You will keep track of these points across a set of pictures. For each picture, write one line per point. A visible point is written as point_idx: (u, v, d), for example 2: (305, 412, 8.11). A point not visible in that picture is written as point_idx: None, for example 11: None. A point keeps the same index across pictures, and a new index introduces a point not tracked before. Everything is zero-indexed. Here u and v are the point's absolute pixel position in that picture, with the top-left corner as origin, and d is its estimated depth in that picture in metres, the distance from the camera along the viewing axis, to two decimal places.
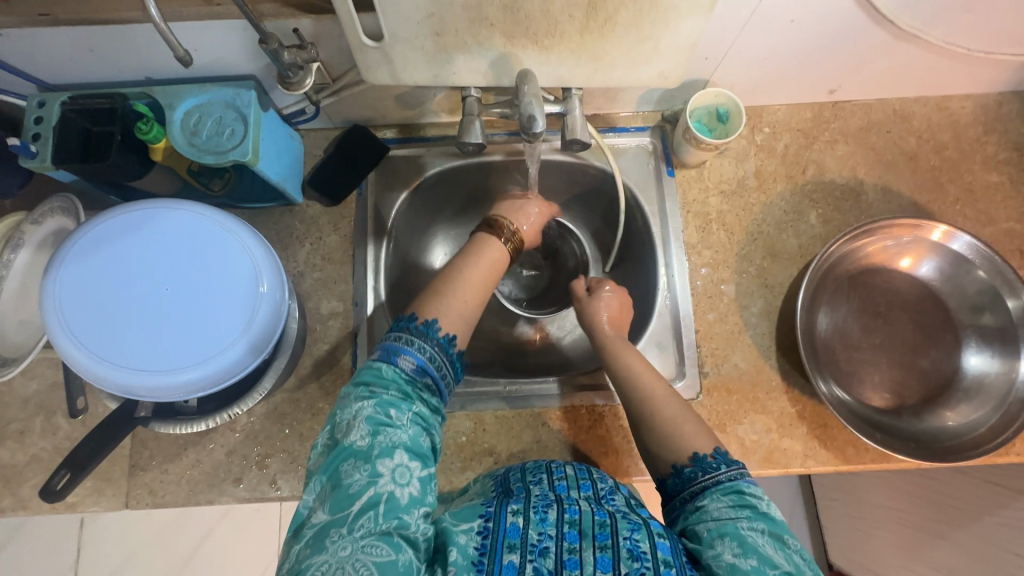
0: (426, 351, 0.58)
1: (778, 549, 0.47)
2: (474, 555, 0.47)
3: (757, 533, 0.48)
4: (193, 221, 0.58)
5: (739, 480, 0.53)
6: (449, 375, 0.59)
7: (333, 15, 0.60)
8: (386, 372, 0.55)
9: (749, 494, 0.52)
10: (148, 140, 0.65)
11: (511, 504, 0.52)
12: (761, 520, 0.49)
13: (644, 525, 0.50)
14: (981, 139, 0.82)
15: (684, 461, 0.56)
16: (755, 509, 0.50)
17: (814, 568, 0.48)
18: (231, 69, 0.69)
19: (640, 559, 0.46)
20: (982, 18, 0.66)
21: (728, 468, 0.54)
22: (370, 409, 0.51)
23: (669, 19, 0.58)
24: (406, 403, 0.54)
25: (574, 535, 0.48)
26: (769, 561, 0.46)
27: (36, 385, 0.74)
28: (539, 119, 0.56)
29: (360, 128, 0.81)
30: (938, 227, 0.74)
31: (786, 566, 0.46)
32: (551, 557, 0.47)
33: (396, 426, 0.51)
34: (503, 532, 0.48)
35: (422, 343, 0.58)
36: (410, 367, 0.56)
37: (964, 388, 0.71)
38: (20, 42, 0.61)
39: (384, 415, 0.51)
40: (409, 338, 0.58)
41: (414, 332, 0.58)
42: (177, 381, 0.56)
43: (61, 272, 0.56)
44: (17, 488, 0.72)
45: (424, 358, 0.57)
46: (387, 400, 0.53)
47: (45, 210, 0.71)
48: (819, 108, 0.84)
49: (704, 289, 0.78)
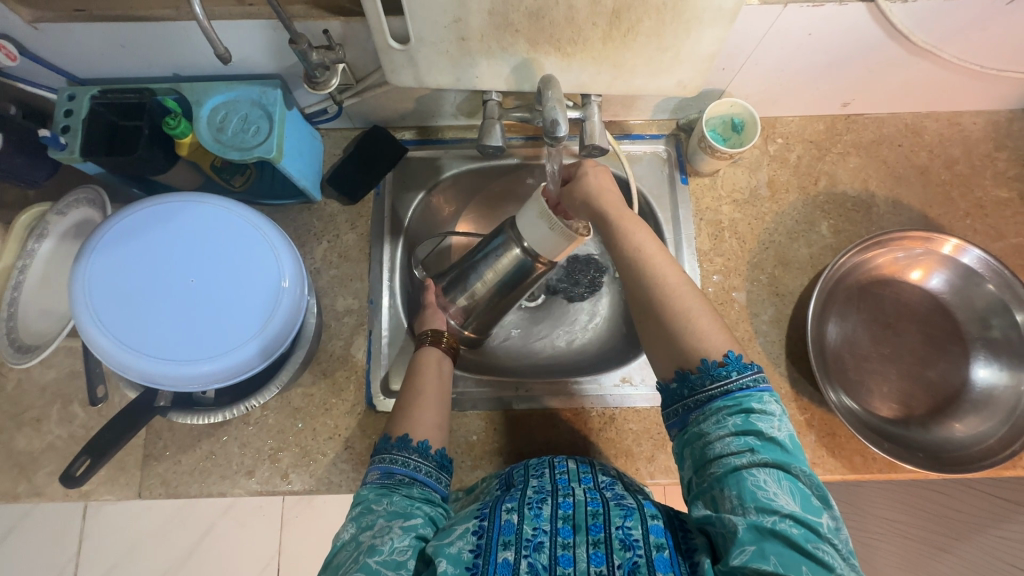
0: (397, 459, 0.57)
1: (781, 482, 0.47)
2: (468, 559, 0.48)
3: (760, 471, 0.47)
4: (221, 214, 0.60)
5: (746, 390, 0.51)
6: (431, 467, 0.58)
7: (361, 18, 0.62)
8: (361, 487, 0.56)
9: (755, 415, 0.50)
10: (175, 135, 0.67)
11: (505, 502, 0.54)
12: (766, 452, 0.48)
13: (636, 510, 0.52)
14: (991, 155, 0.83)
15: (691, 367, 0.54)
16: (760, 436, 0.49)
17: (822, 488, 0.49)
18: (258, 69, 0.70)
19: (632, 548, 0.49)
20: (995, 36, 0.67)
21: (740, 376, 0.52)
22: (354, 509, 0.54)
23: (690, 29, 0.59)
24: (384, 491, 0.54)
25: (568, 529, 0.50)
26: (769, 508, 0.46)
27: (55, 373, 0.75)
28: (562, 123, 0.57)
29: (380, 130, 0.82)
30: (949, 240, 0.75)
31: (789, 508, 0.46)
32: (545, 552, 0.49)
33: (374, 510, 0.52)
34: (497, 529, 0.50)
35: (394, 454, 0.57)
36: (378, 476, 0.56)
37: (972, 400, 0.72)
38: (54, 37, 0.62)
39: (364, 507, 0.53)
40: (375, 454, 0.58)
41: (388, 448, 0.58)
42: (198, 372, 0.56)
43: (89, 265, 0.57)
44: (32, 474, 0.73)
45: (391, 465, 0.56)
46: (367, 497, 0.54)
47: (71, 202, 0.73)
48: (832, 120, 0.85)
49: (715, 296, 0.79)
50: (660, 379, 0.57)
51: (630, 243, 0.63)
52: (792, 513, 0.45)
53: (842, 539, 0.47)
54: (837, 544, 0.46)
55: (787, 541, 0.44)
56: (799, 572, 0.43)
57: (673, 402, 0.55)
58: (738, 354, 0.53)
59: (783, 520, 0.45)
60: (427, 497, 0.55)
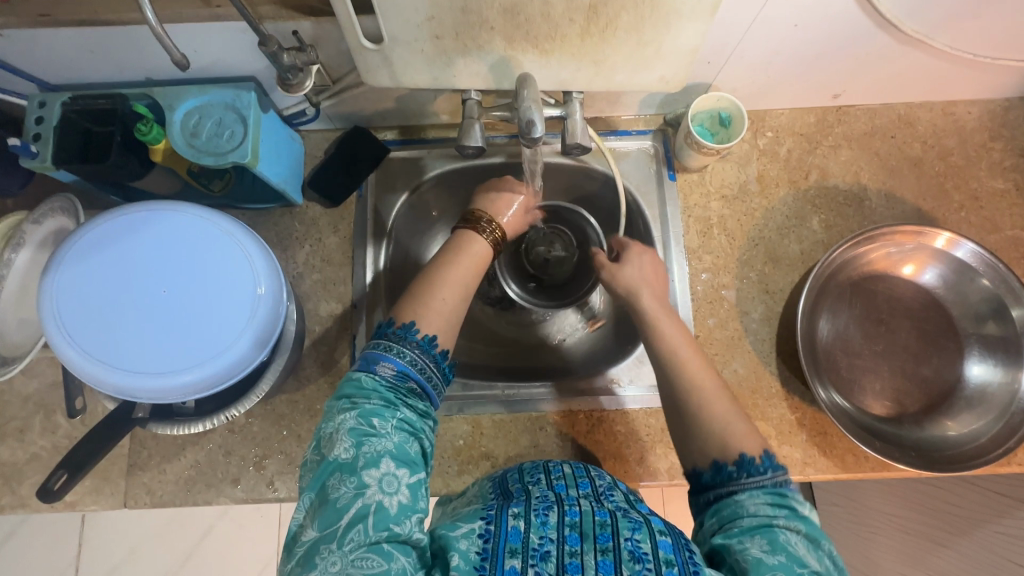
0: (406, 357, 0.56)
1: (811, 550, 0.47)
2: (475, 560, 0.47)
3: (793, 533, 0.48)
4: (186, 221, 0.59)
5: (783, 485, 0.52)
6: (438, 380, 0.58)
7: (332, 18, 0.60)
8: (366, 382, 0.53)
9: (790, 496, 0.51)
10: (148, 141, 0.65)
11: (511, 507, 0.52)
12: (797, 521, 0.49)
13: (644, 524, 0.51)
14: (987, 145, 0.81)
15: (727, 460, 0.54)
16: (794, 511, 0.50)
17: (845, 574, 0.48)
18: (231, 71, 0.68)
19: (642, 561, 0.47)
20: (988, 23, 0.65)
21: (778, 472, 0.53)
22: (353, 422, 0.50)
23: (670, 23, 0.57)
24: (390, 412, 0.52)
25: (575, 537, 0.49)
26: (800, 562, 0.45)
27: (37, 383, 0.74)
28: (539, 123, 0.56)
29: (361, 130, 0.81)
30: (941, 234, 0.73)
31: (816, 567, 0.46)
32: (552, 561, 0.47)
33: (380, 435, 0.50)
34: (504, 536, 0.49)
35: (400, 348, 0.56)
36: (391, 373, 0.55)
37: (966, 397, 0.71)
38: (20, 43, 0.61)
39: (367, 425, 0.50)
40: (387, 344, 0.56)
41: (392, 337, 0.57)
42: (177, 383, 0.56)
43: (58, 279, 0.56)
44: (17, 486, 0.72)
45: (404, 363, 0.55)
46: (369, 410, 0.51)
47: (45, 211, 0.71)
48: (823, 112, 0.83)
49: (704, 294, 0.78)
50: (691, 467, 0.57)
51: None
52: (820, 573, 0.45)
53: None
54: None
55: None
56: None
57: (703, 489, 0.55)
58: (773, 455, 0.54)
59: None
60: (425, 413, 0.56)
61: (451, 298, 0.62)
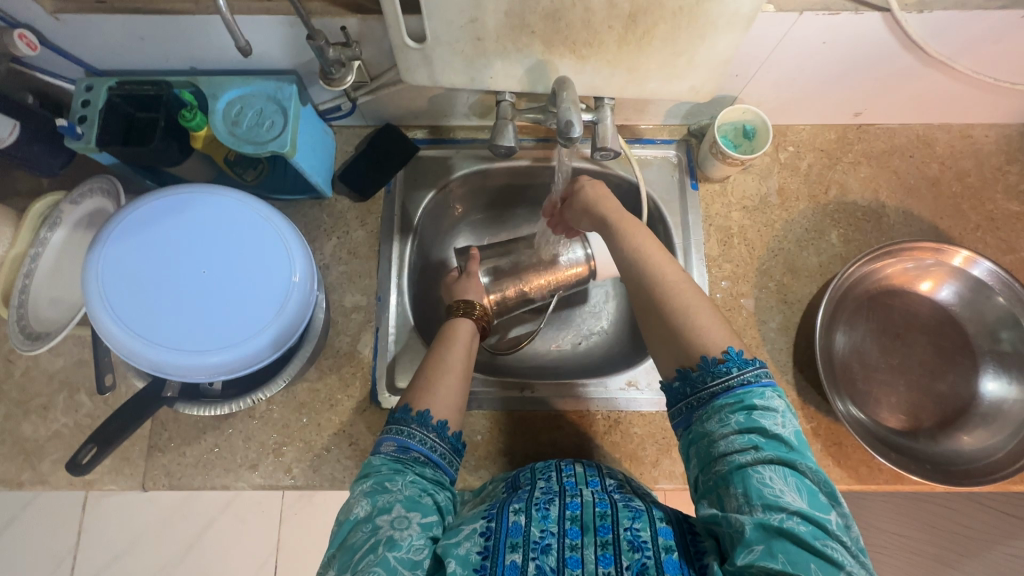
0: (416, 438, 0.56)
1: (786, 481, 0.47)
2: (476, 561, 0.48)
3: (765, 468, 0.48)
4: (227, 205, 0.60)
5: (748, 386, 0.52)
6: (448, 452, 0.58)
7: (378, 16, 0.62)
8: (377, 461, 0.55)
9: (758, 411, 0.50)
10: (191, 128, 0.67)
11: (513, 504, 0.54)
12: (770, 449, 0.49)
13: (645, 512, 0.52)
14: (1003, 168, 0.83)
15: (692, 365, 0.54)
16: (764, 434, 0.49)
17: (830, 484, 0.49)
18: (273, 64, 0.70)
19: (641, 550, 0.49)
20: (1009, 49, 0.67)
21: (741, 371, 0.52)
22: (368, 485, 0.53)
23: (706, 34, 0.59)
24: (399, 475, 0.53)
25: (576, 530, 0.50)
26: (776, 506, 0.46)
27: (63, 361, 0.75)
28: (576, 125, 0.57)
29: (393, 128, 0.83)
30: (960, 252, 0.74)
31: (795, 505, 0.46)
32: (553, 554, 0.49)
33: (392, 491, 0.52)
34: (505, 532, 0.50)
35: (410, 430, 0.57)
36: (394, 449, 0.56)
37: (980, 414, 0.72)
38: (73, 27, 0.63)
39: (381, 485, 0.52)
40: (397, 427, 0.57)
41: (403, 421, 0.57)
42: (209, 362, 0.57)
43: (109, 255, 0.58)
44: (37, 462, 0.73)
45: (413, 442, 0.56)
46: (382, 476, 0.53)
47: (85, 190, 0.73)
48: (844, 129, 0.85)
49: (723, 302, 0.79)
50: (664, 379, 0.57)
51: (630, 246, 0.62)
52: (799, 510, 0.46)
53: (852, 536, 0.47)
54: (846, 541, 0.46)
55: (794, 538, 0.44)
56: (808, 570, 0.43)
57: (677, 400, 0.55)
58: (739, 350, 0.53)
59: (791, 517, 0.45)
60: (440, 480, 0.56)
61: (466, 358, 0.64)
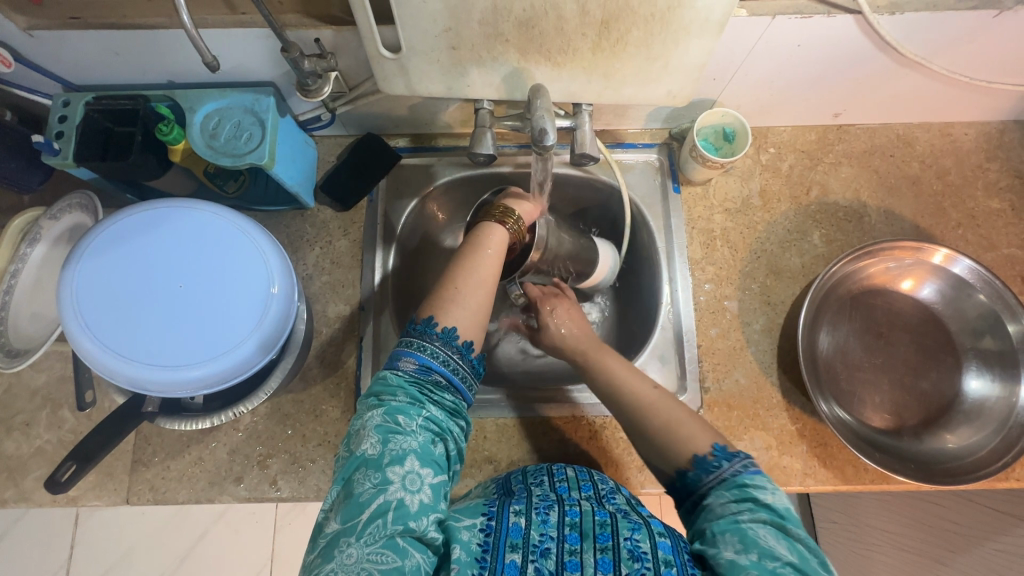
0: (439, 356, 0.55)
1: (781, 539, 0.47)
2: (476, 552, 0.48)
3: (759, 525, 0.48)
4: (203, 219, 0.60)
5: (742, 475, 0.52)
6: (467, 373, 0.57)
7: (352, 27, 0.62)
8: (391, 379, 0.54)
9: (751, 486, 0.51)
10: (167, 142, 0.67)
11: (513, 505, 0.54)
12: (764, 512, 0.49)
13: (643, 525, 0.52)
14: (982, 166, 0.83)
15: (686, 465, 0.54)
16: (758, 502, 0.50)
17: (822, 554, 0.48)
18: (251, 76, 0.70)
19: (641, 560, 0.48)
20: (982, 49, 0.67)
21: (731, 464, 0.53)
22: (379, 419, 0.51)
23: (679, 40, 0.59)
24: (416, 409, 0.52)
25: (575, 536, 0.50)
26: (770, 554, 0.46)
27: (45, 377, 0.75)
28: (551, 132, 0.58)
29: (373, 138, 0.82)
30: (939, 250, 0.75)
31: (788, 557, 0.46)
32: (552, 558, 0.48)
33: (405, 433, 0.50)
34: (505, 531, 0.50)
35: (431, 346, 0.56)
36: (414, 368, 0.55)
37: (964, 411, 0.72)
38: (47, 43, 0.63)
39: (393, 422, 0.50)
40: (411, 341, 0.56)
41: (417, 334, 0.56)
42: (185, 378, 0.56)
43: (97, 267, 0.57)
44: (20, 479, 0.73)
45: (429, 359, 0.55)
46: (396, 408, 0.51)
47: (64, 206, 0.73)
48: (824, 130, 0.85)
49: (707, 304, 0.79)
50: (664, 483, 0.57)
51: None
52: (792, 561, 0.45)
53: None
54: None
55: None
56: None
57: (680, 499, 0.56)
58: (725, 445, 0.54)
59: (784, 566, 0.45)
60: (453, 411, 0.55)
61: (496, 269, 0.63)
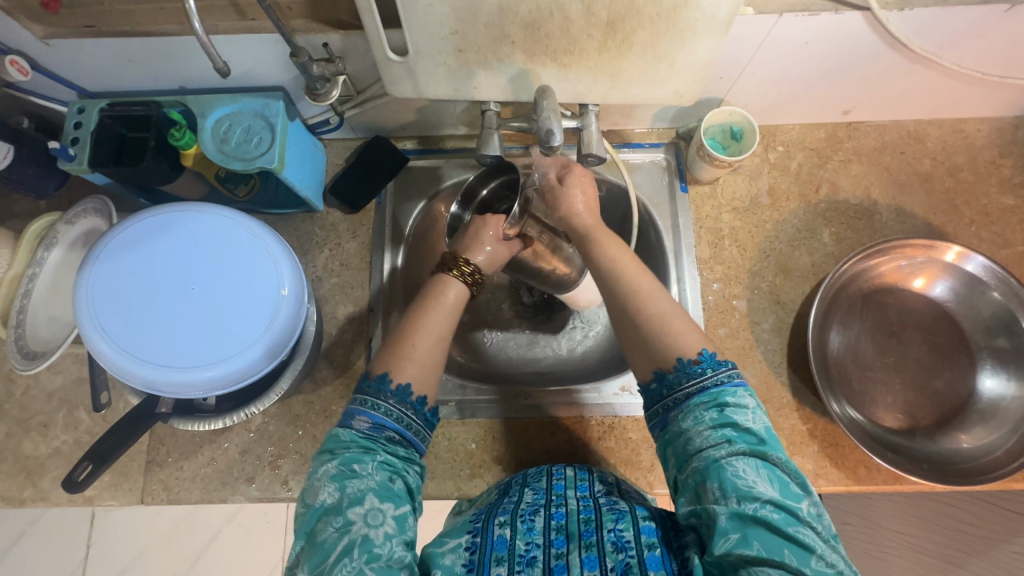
0: (389, 411, 0.54)
1: (760, 471, 0.47)
2: (461, 572, 0.48)
3: (738, 460, 0.47)
4: (213, 223, 0.61)
5: (722, 386, 0.51)
6: (421, 426, 0.56)
7: (361, 31, 0.63)
8: (343, 435, 0.53)
9: (730, 408, 0.50)
10: (180, 146, 0.68)
11: (498, 517, 0.54)
12: (742, 440, 0.48)
13: (628, 513, 0.53)
14: (996, 162, 0.82)
15: (668, 367, 0.53)
16: (737, 428, 0.49)
17: (801, 474, 0.48)
18: (261, 81, 0.71)
19: (624, 550, 0.48)
20: (994, 43, 0.67)
21: (715, 372, 0.51)
22: (335, 468, 0.51)
23: (685, 39, 0.59)
24: (370, 456, 0.52)
25: (561, 539, 0.50)
26: (750, 494, 0.46)
27: (62, 379, 0.76)
28: (557, 133, 0.58)
29: (381, 139, 0.83)
30: (952, 247, 0.74)
31: (769, 495, 0.46)
32: (538, 566, 0.48)
33: (362, 478, 0.50)
34: (491, 546, 0.50)
35: (380, 401, 0.54)
36: (367, 425, 0.53)
37: (978, 411, 0.71)
38: (63, 52, 0.64)
39: (348, 470, 0.50)
40: (364, 398, 0.54)
41: (368, 391, 0.55)
42: (199, 378, 0.57)
43: (88, 285, 0.58)
44: (38, 479, 0.74)
45: (380, 415, 0.54)
46: (350, 457, 0.51)
47: (79, 211, 0.74)
48: (833, 128, 0.85)
49: (716, 304, 0.78)
50: (640, 381, 0.55)
51: (597, 253, 0.62)
52: (772, 499, 0.46)
53: (824, 524, 0.47)
54: (818, 529, 0.46)
55: (769, 528, 0.45)
56: (782, 556, 0.44)
57: (653, 403, 0.54)
58: (713, 352, 0.53)
59: (765, 507, 0.45)
60: (410, 457, 0.54)
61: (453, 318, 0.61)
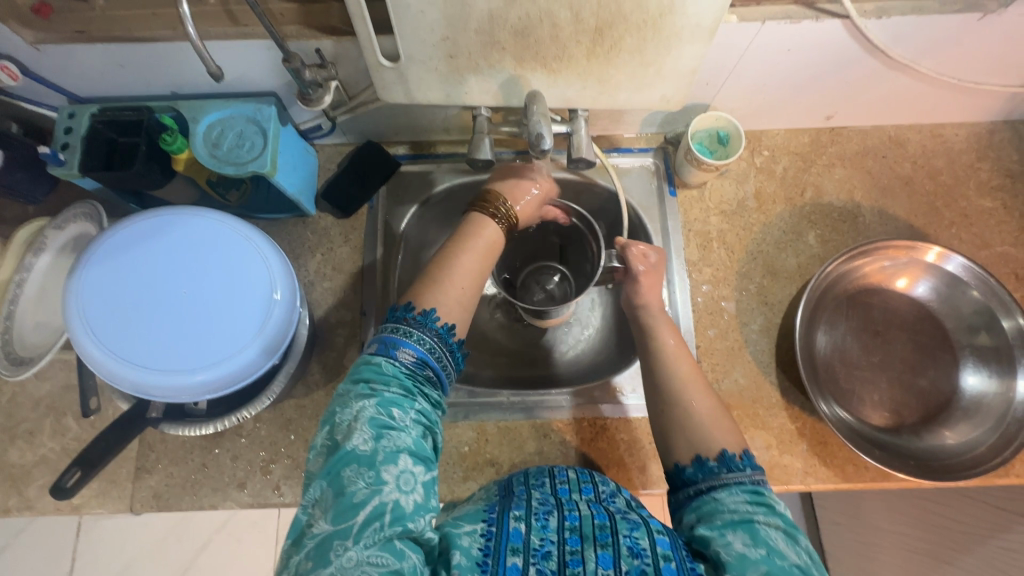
0: (426, 343, 0.56)
1: (791, 544, 0.48)
2: (477, 556, 0.47)
3: (772, 528, 0.49)
4: (210, 226, 0.61)
5: (762, 484, 0.53)
6: (452, 369, 0.58)
7: (352, 37, 0.63)
8: (386, 367, 0.53)
9: (768, 497, 0.52)
10: (171, 151, 0.68)
11: (513, 510, 0.53)
12: (776, 517, 0.50)
13: (643, 525, 0.52)
14: (974, 165, 0.84)
15: (710, 455, 0.55)
16: (771, 509, 0.51)
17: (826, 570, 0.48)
18: (253, 86, 0.72)
19: (640, 556, 0.48)
20: (969, 51, 0.69)
21: (755, 471, 0.54)
22: (372, 411, 0.50)
23: (671, 46, 0.61)
24: (409, 402, 0.52)
25: (576, 539, 0.50)
26: (780, 554, 0.47)
27: (49, 386, 0.76)
28: (547, 137, 0.59)
29: (373, 145, 0.83)
30: (932, 248, 0.76)
31: (797, 560, 0.47)
32: (553, 559, 0.48)
33: (399, 428, 0.50)
34: (506, 536, 0.49)
35: (421, 334, 0.56)
36: (411, 360, 0.55)
37: (962, 408, 0.72)
38: (54, 57, 0.64)
39: (386, 416, 0.50)
40: (409, 331, 0.56)
41: (413, 324, 0.56)
42: (190, 382, 0.57)
43: (77, 295, 0.58)
44: (24, 488, 0.73)
45: (424, 350, 0.55)
46: (390, 400, 0.51)
47: (69, 216, 0.74)
48: (817, 133, 0.87)
49: (705, 305, 0.80)
50: (675, 464, 0.58)
51: None
52: (800, 565, 0.46)
53: None
54: None
55: None
56: None
57: (685, 486, 0.56)
58: (753, 455, 0.56)
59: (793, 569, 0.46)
60: (437, 403, 0.56)
61: (467, 287, 0.61)
